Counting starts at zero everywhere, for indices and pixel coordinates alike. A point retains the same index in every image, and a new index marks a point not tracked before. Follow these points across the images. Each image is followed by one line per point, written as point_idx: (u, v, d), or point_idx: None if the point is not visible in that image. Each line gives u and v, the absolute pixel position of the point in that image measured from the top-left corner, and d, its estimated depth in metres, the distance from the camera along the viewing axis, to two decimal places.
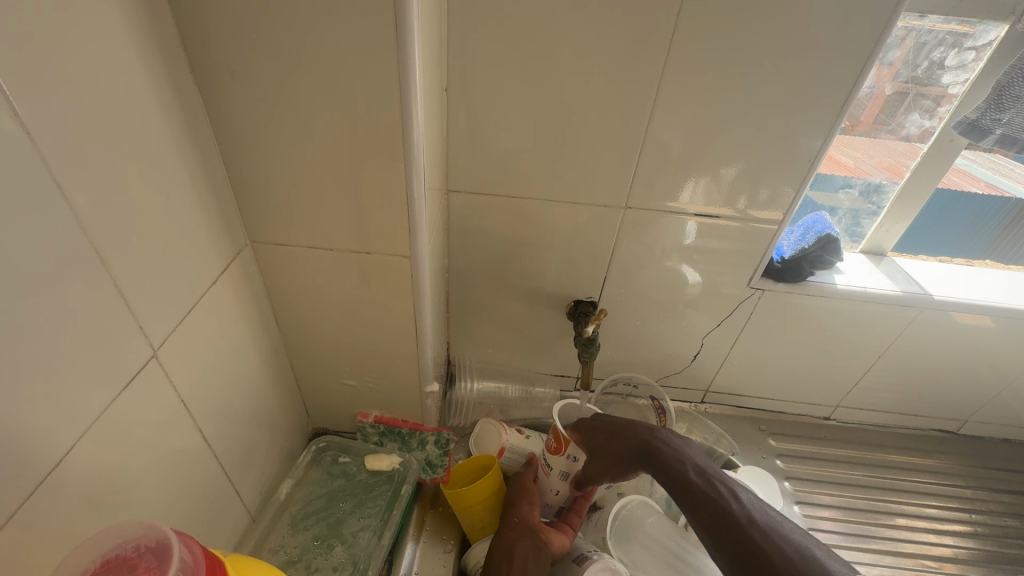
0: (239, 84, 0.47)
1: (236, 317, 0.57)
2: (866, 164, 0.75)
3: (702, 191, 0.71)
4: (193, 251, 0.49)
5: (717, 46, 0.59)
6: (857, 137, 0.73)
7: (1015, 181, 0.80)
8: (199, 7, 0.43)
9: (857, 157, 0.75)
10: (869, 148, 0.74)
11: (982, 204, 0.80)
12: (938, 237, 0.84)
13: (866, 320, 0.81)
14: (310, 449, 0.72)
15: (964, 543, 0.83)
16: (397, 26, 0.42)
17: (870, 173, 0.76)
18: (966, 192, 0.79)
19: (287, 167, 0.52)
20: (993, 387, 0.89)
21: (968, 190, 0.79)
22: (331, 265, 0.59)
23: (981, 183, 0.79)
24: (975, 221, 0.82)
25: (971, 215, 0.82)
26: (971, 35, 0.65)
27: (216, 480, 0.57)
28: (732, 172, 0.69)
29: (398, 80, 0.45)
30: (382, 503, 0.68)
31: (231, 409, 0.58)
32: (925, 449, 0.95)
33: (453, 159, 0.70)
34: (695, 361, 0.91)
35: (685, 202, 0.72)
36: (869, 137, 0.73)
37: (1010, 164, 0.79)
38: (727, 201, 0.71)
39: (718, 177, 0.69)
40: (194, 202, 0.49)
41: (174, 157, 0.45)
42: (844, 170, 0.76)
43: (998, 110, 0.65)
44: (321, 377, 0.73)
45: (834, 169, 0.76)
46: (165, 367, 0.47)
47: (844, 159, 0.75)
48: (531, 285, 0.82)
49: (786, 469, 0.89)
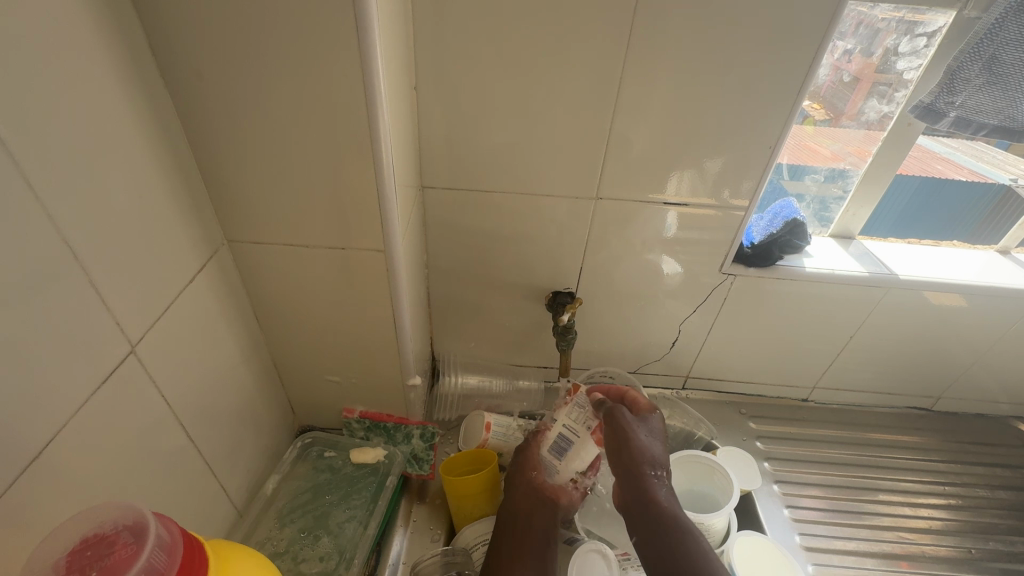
0: (209, 86, 0.48)
1: (217, 315, 0.58)
2: (839, 150, 0.78)
3: (689, 188, 0.73)
4: (170, 250, 0.50)
5: (679, 37, 0.61)
6: (833, 127, 0.76)
7: (1000, 168, 0.82)
8: (165, 11, 0.44)
9: (828, 145, 0.77)
10: (849, 139, 0.77)
11: (963, 191, 0.84)
12: (908, 219, 0.87)
13: (838, 301, 0.83)
14: (296, 445, 0.73)
15: (938, 515, 0.85)
16: (358, 26, 0.44)
17: (839, 159, 0.79)
18: (950, 180, 0.83)
19: (260, 165, 0.53)
20: (963, 362, 0.91)
21: (952, 177, 0.83)
22: (309, 262, 0.61)
23: (965, 170, 0.83)
24: (959, 207, 0.86)
25: (954, 201, 0.85)
26: (922, 22, 0.67)
27: (201, 477, 0.57)
28: (707, 161, 0.71)
29: (363, 78, 0.47)
30: (367, 495, 0.69)
31: (215, 406, 0.59)
32: (900, 426, 0.97)
33: (427, 156, 0.71)
34: (673, 349, 0.93)
35: (666, 193, 0.74)
36: (848, 130, 0.76)
37: (993, 151, 0.82)
38: (705, 190, 0.73)
39: (697, 169, 0.71)
40: (169, 202, 0.50)
41: (146, 156, 0.46)
42: (820, 159, 0.79)
43: (950, 93, 0.68)
44: (304, 375, 0.74)
45: (813, 161, 0.79)
46: (147, 364, 0.48)
47: (823, 150, 0.78)
48: (510, 278, 0.84)
49: (766, 450, 0.91)
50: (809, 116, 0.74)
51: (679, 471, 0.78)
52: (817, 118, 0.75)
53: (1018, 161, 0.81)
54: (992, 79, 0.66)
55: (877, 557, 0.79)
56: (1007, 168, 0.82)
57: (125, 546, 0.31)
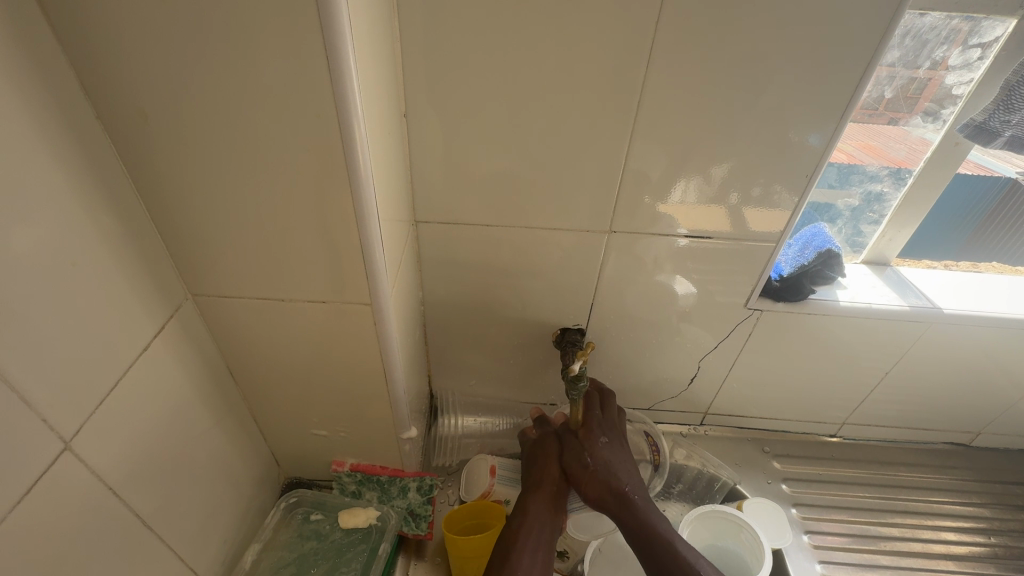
0: (161, 129, 0.41)
1: (182, 378, 0.51)
2: (842, 144, 0.68)
3: (692, 192, 0.64)
4: (120, 315, 0.43)
5: (701, 56, 0.54)
6: (848, 122, 0.66)
7: (1006, 162, 0.71)
8: (103, 46, 0.37)
9: (842, 143, 0.67)
10: (859, 134, 0.67)
11: (966, 188, 0.73)
12: (931, 237, 0.78)
13: (874, 337, 0.76)
14: (279, 507, 0.66)
15: (984, 568, 0.78)
16: (329, 57, 0.37)
17: (859, 160, 0.69)
18: (955, 175, 0.71)
19: (226, 214, 0.46)
20: (1007, 398, 0.84)
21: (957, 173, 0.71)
22: (287, 315, 0.54)
23: (971, 164, 0.71)
24: (964, 207, 0.75)
25: (954, 201, 0.74)
26: (976, 32, 0.60)
27: (166, 563, 0.51)
28: (721, 172, 0.63)
29: (338, 117, 0.40)
30: (358, 566, 0.62)
31: (182, 479, 0.52)
32: (936, 465, 0.90)
33: (421, 188, 0.64)
34: (691, 385, 0.86)
35: (669, 199, 0.65)
36: (859, 124, 0.67)
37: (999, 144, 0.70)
38: (711, 196, 0.65)
39: (702, 173, 0.63)
40: (117, 262, 0.43)
41: (85, 212, 0.39)
42: (834, 157, 0.69)
43: (1007, 111, 0.60)
44: (288, 429, 0.67)
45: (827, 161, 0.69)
46: (94, 450, 0.41)
47: (836, 150, 0.68)
48: (515, 314, 0.77)
49: (793, 494, 0.84)
50: None
51: (701, 525, 0.72)
52: None
53: None
54: None
55: None
56: (1014, 161, 0.72)
57: None
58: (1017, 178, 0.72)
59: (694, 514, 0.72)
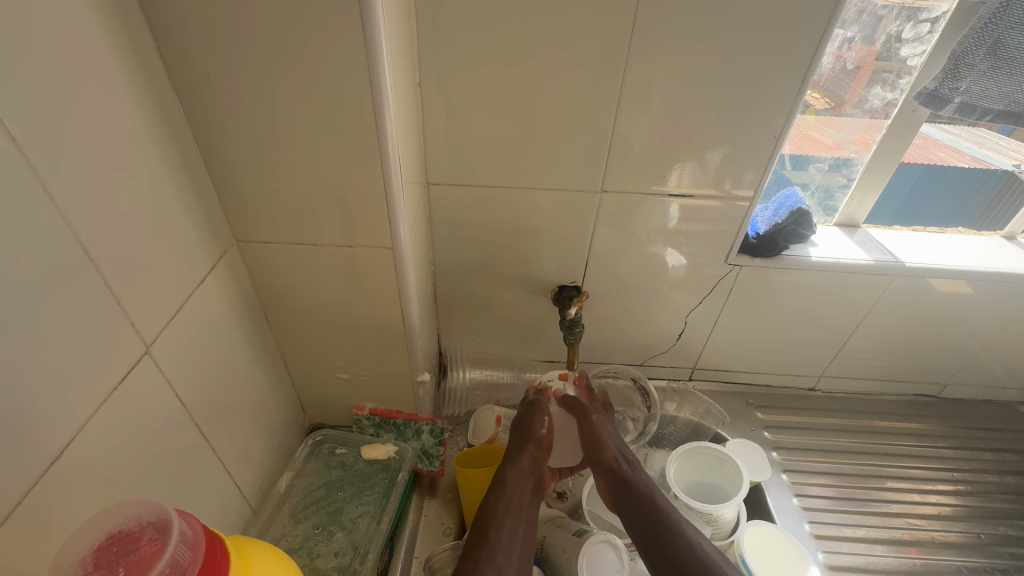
0: (217, 88, 0.48)
1: (227, 314, 0.58)
2: (820, 129, 0.77)
3: (689, 178, 0.73)
4: (181, 250, 0.50)
5: (683, 29, 0.61)
6: (834, 117, 0.76)
7: (1003, 155, 0.83)
8: (171, 14, 0.44)
9: (830, 133, 0.77)
10: (841, 124, 0.77)
11: (966, 177, 0.84)
12: (921, 210, 0.88)
13: (844, 290, 0.83)
14: (307, 442, 0.74)
15: (947, 501, 0.85)
16: (363, 22, 0.44)
17: (841, 148, 0.79)
18: (952, 166, 0.83)
19: (268, 166, 0.53)
20: (970, 349, 0.92)
21: (955, 164, 0.83)
22: (317, 261, 0.61)
23: (967, 157, 0.83)
24: (961, 193, 0.86)
25: (955, 188, 0.85)
26: (925, 8, 0.67)
27: (215, 475, 0.58)
28: (717, 157, 0.71)
29: (369, 76, 0.47)
30: (379, 490, 0.70)
31: (227, 404, 0.59)
32: (908, 414, 0.98)
33: (432, 154, 0.71)
34: (680, 340, 0.93)
35: (667, 185, 0.74)
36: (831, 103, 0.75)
37: (995, 137, 0.83)
38: (707, 182, 0.73)
39: (697, 160, 0.71)
40: (178, 203, 0.50)
41: (153, 157, 0.46)
42: (821, 148, 0.79)
43: (954, 78, 0.67)
44: (313, 372, 0.74)
45: (813, 149, 0.79)
46: (161, 363, 0.48)
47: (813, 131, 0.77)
48: (517, 273, 0.84)
49: (774, 439, 0.92)
50: (811, 105, 0.74)
51: (686, 461, 0.78)
52: (818, 107, 0.75)
53: (1020, 148, 0.82)
54: (996, 63, 0.66)
55: (886, 544, 0.79)
56: (1010, 154, 0.83)
57: (149, 541, 0.31)
58: (1013, 171, 0.84)
59: (681, 451, 0.78)
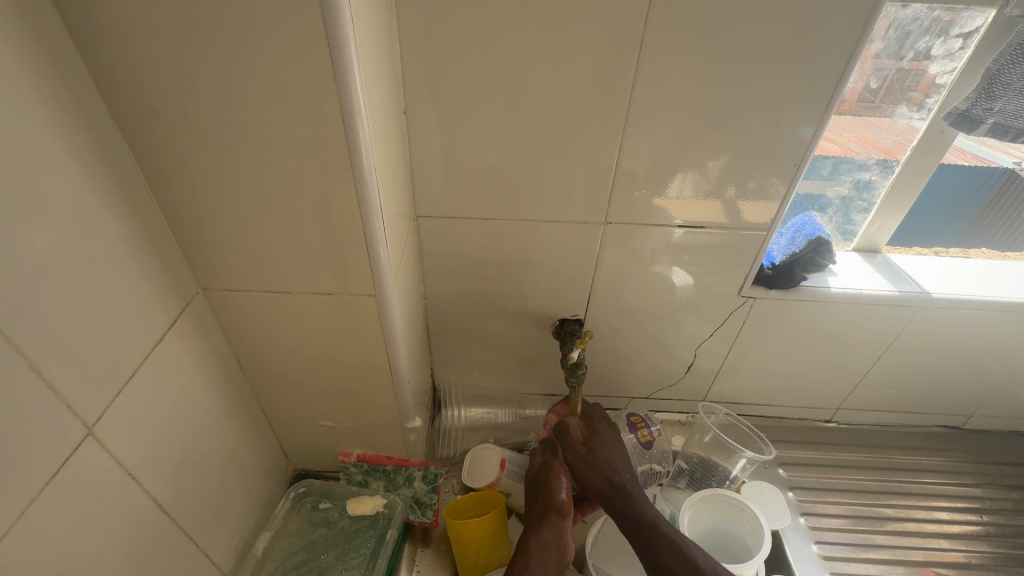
0: (172, 127, 0.43)
1: (194, 369, 0.53)
2: (836, 135, 0.70)
3: (689, 186, 0.66)
4: (136, 306, 0.45)
5: (691, 52, 0.56)
6: (840, 116, 0.68)
7: (1003, 152, 0.74)
8: (118, 49, 0.39)
9: (840, 138, 0.70)
10: (854, 127, 0.69)
11: (964, 177, 0.75)
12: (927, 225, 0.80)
13: (865, 322, 0.78)
14: (289, 496, 0.68)
15: (976, 546, 0.80)
16: (334, 55, 0.39)
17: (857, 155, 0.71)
18: (951, 166, 0.74)
19: (235, 210, 0.48)
20: (998, 380, 0.86)
21: (954, 164, 0.74)
22: (294, 307, 0.56)
23: (968, 155, 0.73)
24: (958, 196, 0.77)
25: (954, 191, 0.77)
26: (957, 23, 0.61)
27: (182, 547, 0.52)
28: (717, 164, 0.64)
29: (342, 113, 0.42)
30: (366, 552, 0.64)
31: (197, 466, 0.54)
32: (930, 447, 0.92)
33: (421, 184, 0.66)
34: (689, 372, 0.87)
35: (666, 194, 0.67)
36: (854, 116, 0.68)
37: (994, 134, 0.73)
38: (707, 189, 0.66)
39: (698, 167, 0.65)
40: (131, 255, 0.44)
41: (98, 207, 0.41)
42: (829, 152, 0.71)
43: (989, 98, 0.62)
44: (294, 420, 0.68)
45: (820, 153, 0.71)
46: (113, 435, 0.43)
47: (830, 144, 0.70)
48: (515, 306, 0.79)
49: (789, 478, 0.86)
50: None
51: (702, 507, 0.73)
52: None
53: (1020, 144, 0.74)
54: None
55: None
56: (1010, 153, 0.74)
57: None
58: (1013, 169, 0.75)
59: (698, 497, 0.73)
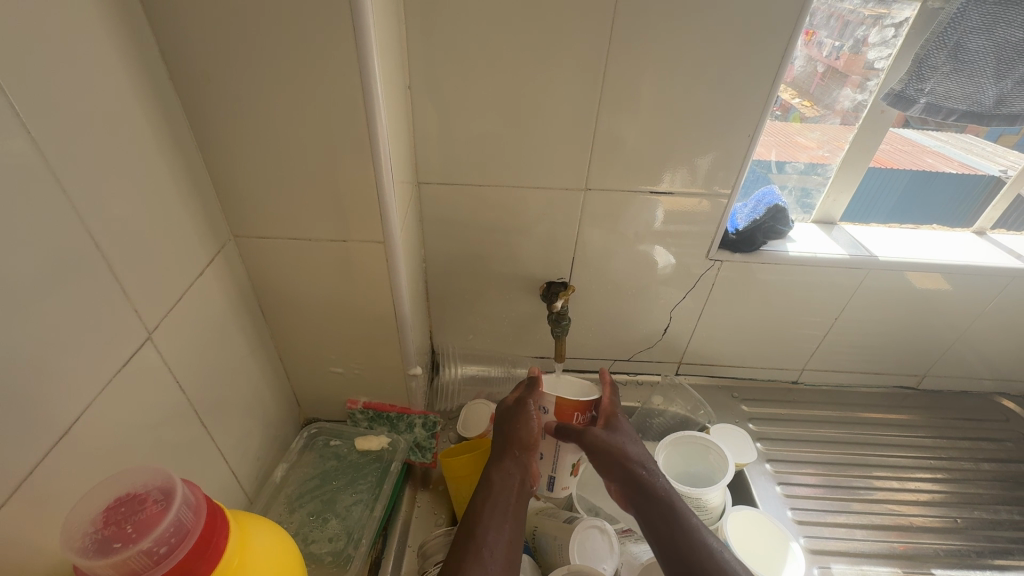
0: (216, 88, 0.50)
1: (224, 306, 0.60)
2: (815, 138, 0.81)
3: (679, 182, 0.76)
4: (181, 242, 0.53)
5: (659, 35, 0.64)
6: (829, 124, 0.80)
7: (990, 160, 0.88)
8: (175, 19, 0.47)
9: (807, 134, 0.81)
10: (828, 134, 0.81)
11: (956, 182, 0.89)
12: (913, 207, 0.91)
13: (821, 284, 0.86)
14: (302, 435, 0.76)
15: (926, 488, 0.88)
16: (356, 25, 0.47)
17: (815, 148, 0.82)
18: (941, 171, 0.88)
19: (264, 163, 0.56)
20: (946, 339, 0.94)
21: (943, 169, 0.88)
22: (311, 255, 0.63)
23: (955, 162, 0.88)
24: (953, 194, 0.91)
25: (945, 193, 0.91)
26: (889, 14, 0.70)
27: (213, 462, 0.59)
28: (705, 162, 0.74)
29: (361, 75, 0.50)
30: (372, 479, 0.72)
31: (226, 393, 0.61)
32: (888, 405, 1.01)
33: (423, 154, 0.74)
34: (666, 335, 0.95)
35: (660, 185, 0.77)
36: (803, 95, 0.77)
37: (983, 144, 0.87)
38: (697, 184, 0.76)
39: (689, 165, 0.75)
40: (178, 197, 0.52)
41: (154, 151, 0.48)
42: (806, 150, 0.82)
43: (919, 80, 0.71)
44: (307, 366, 0.76)
45: (799, 152, 0.82)
46: (161, 350, 0.50)
47: (802, 140, 0.81)
48: (506, 270, 0.87)
49: (758, 431, 0.94)
50: (800, 112, 0.78)
51: (673, 452, 0.81)
52: (806, 115, 0.79)
53: (1008, 154, 0.86)
54: (958, 66, 0.70)
55: (866, 528, 0.81)
56: (998, 161, 0.87)
57: (153, 501, 0.34)
58: (1000, 176, 0.87)
59: (670, 441, 0.81)
